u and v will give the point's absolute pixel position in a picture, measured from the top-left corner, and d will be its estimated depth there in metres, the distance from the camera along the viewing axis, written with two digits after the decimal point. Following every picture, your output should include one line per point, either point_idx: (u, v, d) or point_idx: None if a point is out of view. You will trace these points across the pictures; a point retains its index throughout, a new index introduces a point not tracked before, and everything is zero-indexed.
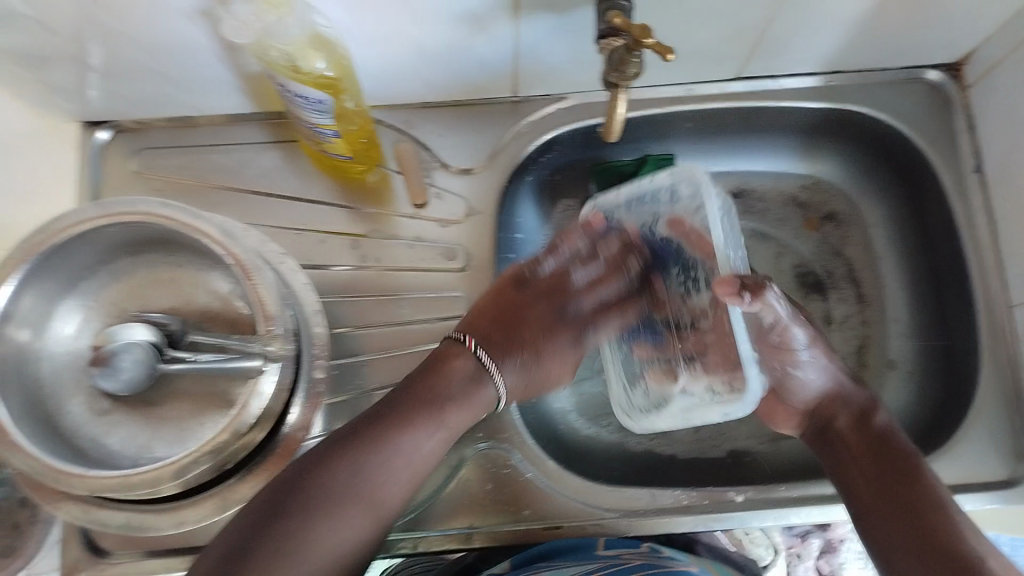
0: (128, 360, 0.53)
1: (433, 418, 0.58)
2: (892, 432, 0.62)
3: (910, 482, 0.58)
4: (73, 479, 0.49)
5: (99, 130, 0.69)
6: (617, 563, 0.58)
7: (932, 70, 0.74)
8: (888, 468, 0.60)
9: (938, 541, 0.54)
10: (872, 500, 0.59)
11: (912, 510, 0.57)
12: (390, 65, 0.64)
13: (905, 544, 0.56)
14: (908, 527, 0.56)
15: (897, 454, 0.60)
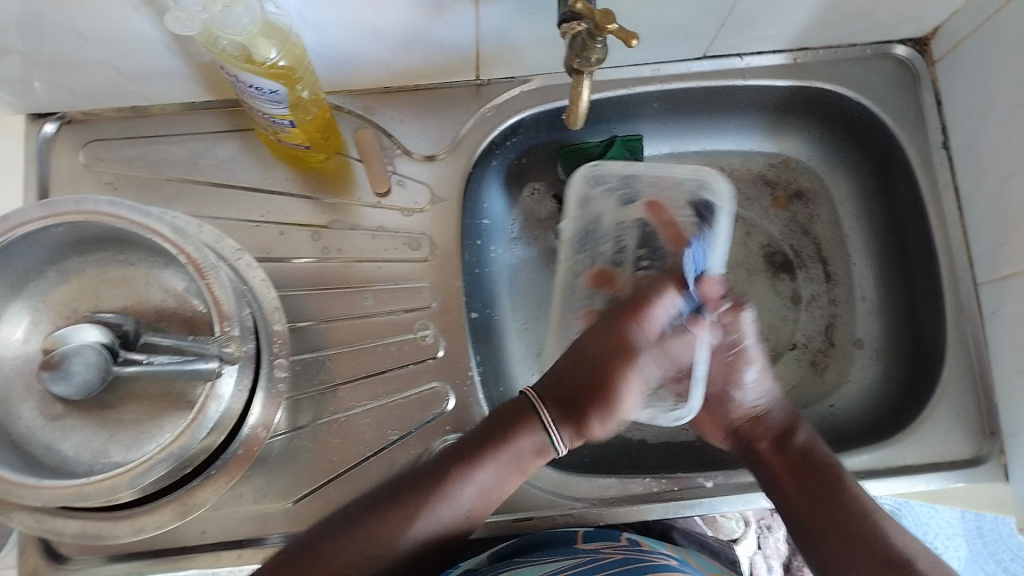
0: (79, 362, 0.51)
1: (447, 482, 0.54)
2: (811, 448, 0.61)
3: (838, 503, 0.57)
4: (26, 491, 0.47)
5: (46, 123, 0.67)
6: (594, 556, 0.57)
7: (899, 45, 0.73)
8: (817, 489, 0.58)
9: (880, 553, 0.54)
10: (811, 524, 0.58)
11: (846, 530, 0.56)
12: (347, 50, 0.62)
13: (851, 564, 0.54)
14: (847, 546, 0.55)
15: (821, 475, 0.59)
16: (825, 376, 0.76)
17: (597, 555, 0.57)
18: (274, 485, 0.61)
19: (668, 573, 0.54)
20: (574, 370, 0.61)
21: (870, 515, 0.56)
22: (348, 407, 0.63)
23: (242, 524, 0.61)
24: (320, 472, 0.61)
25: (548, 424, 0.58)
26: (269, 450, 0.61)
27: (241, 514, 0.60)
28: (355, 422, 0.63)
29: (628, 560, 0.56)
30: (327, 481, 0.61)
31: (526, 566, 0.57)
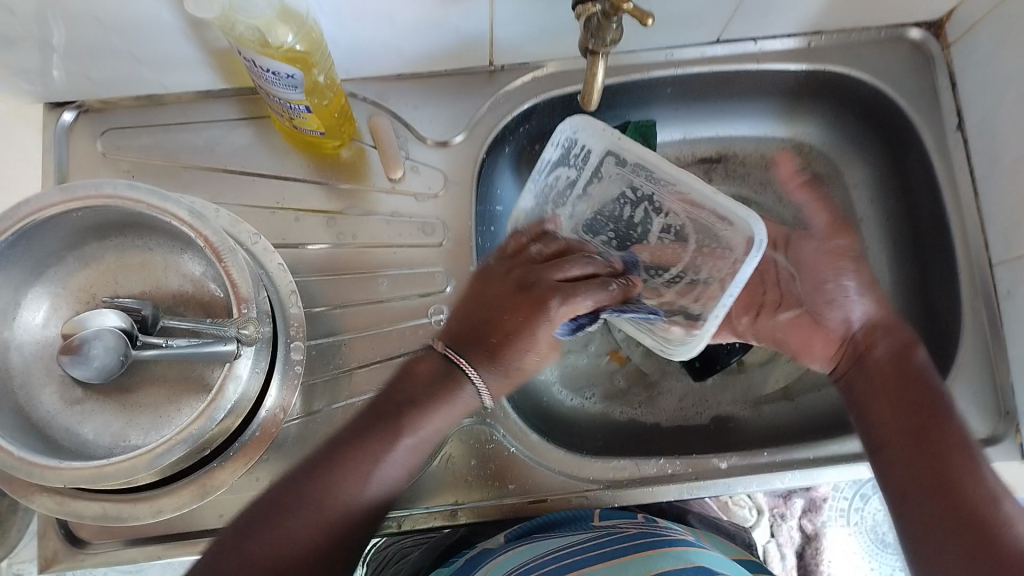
0: (99, 347, 0.52)
1: (393, 435, 0.56)
2: (913, 371, 0.61)
3: (932, 425, 0.58)
4: (47, 472, 0.48)
5: (63, 111, 0.67)
6: (614, 529, 0.59)
7: (914, 28, 0.73)
8: (916, 407, 0.59)
9: (961, 499, 0.54)
10: (896, 434, 0.59)
11: (936, 461, 0.56)
12: (362, 35, 0.62)
13: (930, 492, 0.55)
14: (932, 476, 0.56)
15: (921, 399, 0.59)
16: None
17: (616, 529, 0.59)
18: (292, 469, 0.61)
19: (682, 545, 0.55)
20: (488, 335, 0.57)
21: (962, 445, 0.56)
22: (363, 390, 0.63)
23: None
24: None
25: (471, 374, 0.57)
26: (285, 434, 0.62)
27: None
28: None
29: (645, 533, 0.58)
30: None
31: (546, 540, 0.59)
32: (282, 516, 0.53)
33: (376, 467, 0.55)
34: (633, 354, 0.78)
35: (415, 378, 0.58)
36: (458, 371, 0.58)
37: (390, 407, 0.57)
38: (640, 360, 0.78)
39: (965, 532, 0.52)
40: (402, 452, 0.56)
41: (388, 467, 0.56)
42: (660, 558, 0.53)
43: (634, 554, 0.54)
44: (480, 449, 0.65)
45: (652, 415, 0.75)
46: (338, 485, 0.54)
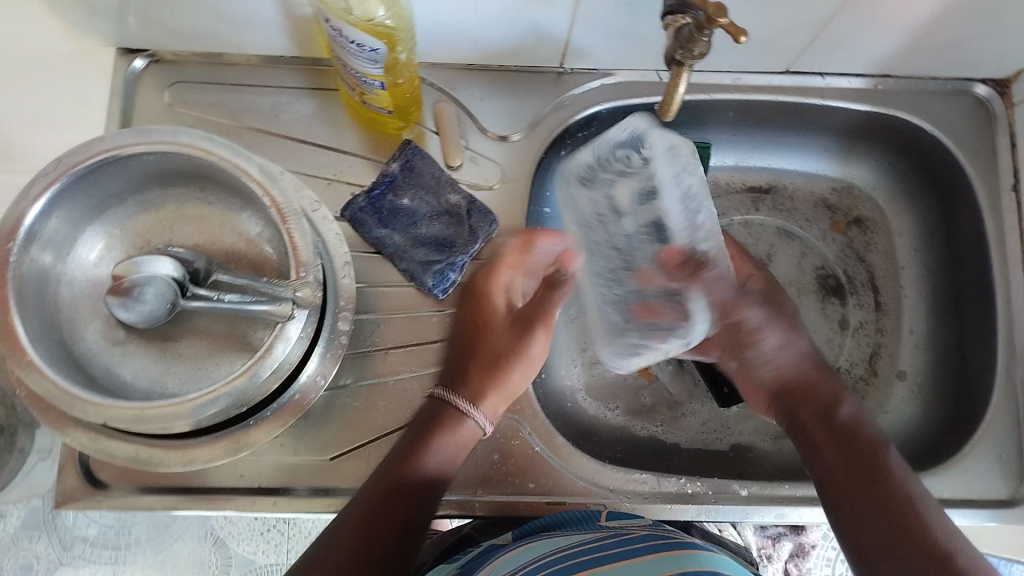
0: (150, 293, 0.53)
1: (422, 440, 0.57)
2: (847, 429, 0.61)
3: (880, 474, 0.57)
4: (88, 407, 0.48)
5: (135, 58, 0.68)
6: (622, 530, 0.58)
7: (980, 85, 0.74)
8: (857, 464, 0.58)
9: (913, 538, 0.53)
10: (840, 493, 0.58)
11: (886, 510, 0.55)
12: (443, 21, 0.62)
13: (884, 542, 0.54)
14: (885, 520, 0.55)
15: (863, 454, 0.59)
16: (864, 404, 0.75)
17: (624, 530, 0.58)
18: (317, 440, 0.62)
19: (693, 549, 0.55)
20: (471, 351, 0.60)
21: (908, 494, 0.56)
22: (395, 371, 0.64)
23: (278, 473, 0.61)
24: (362, 431, 0.62)
25: (469, 410, 0.58)
26: (314, 404, 0.62)
27: (280, 463, 0.61)
28: (403, 387, 0.63)
29: (653, 535, 0.57)
30: (367, 441, 0.62)
31: (554, 538, 0.58)
32: (338, 544, 0.52)
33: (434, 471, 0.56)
34: (661, 372, 0.77)
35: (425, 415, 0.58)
36: (456, 409, 0.58)
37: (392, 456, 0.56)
38: (668, 379, 0.77)
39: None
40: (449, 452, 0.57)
41: (438, 463, 0.57)
42: (671, 559, 0.52)
43: (645, 554, 0.54)
44: (506, 444, 0.64)
45: (673, 435, 0.75)
46: (390, 500, 0.54)
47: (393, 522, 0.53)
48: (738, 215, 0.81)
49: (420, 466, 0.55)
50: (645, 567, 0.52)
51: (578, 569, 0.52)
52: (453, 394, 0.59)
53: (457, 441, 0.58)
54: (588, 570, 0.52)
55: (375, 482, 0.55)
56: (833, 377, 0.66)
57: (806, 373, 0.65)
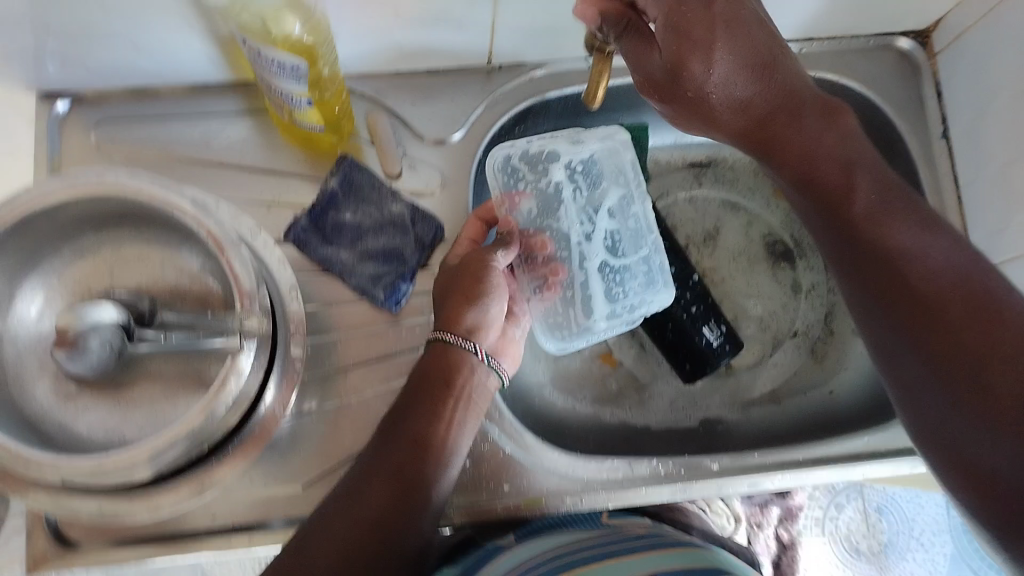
0: (96, 340, 0.50)
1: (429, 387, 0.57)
2: (824, 190, 0.58)
3: (855, 226, 0.57)
4: (44, 466, 0.47)
5: (56, 101, 0.66)
6: (624, 530, 0.61)
7: (902, 37, 0.75)
8: (841, 232, 0.58)
9: (914, 296, 0.54)
10: (841, 257, 0.58)
11: (880, 273, 0.56)
12: (364, 30, 0.62)
13: (889, 296, 0.55)
14: (881, 275, 0.56)
15: (868, 267, 0.56)
16: (824, 364, 0.78)
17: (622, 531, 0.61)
18: (287, 469, 0.61)
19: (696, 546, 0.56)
20: (459, 291, 0.59)
21: (920, 268, 0.55)
22: (358, 390, 0.63)
23: (253, 508, 0.60)
24: (332, 454, 0.61)
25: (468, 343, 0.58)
26: (280, 433, 0.61)
27: (253, 497, 0.60)
28: (368, 405, 0.63)
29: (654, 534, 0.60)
30: (338, 463, 0.61)
31: (557, 538, 0.61)
32: (353, 494, 0.52)
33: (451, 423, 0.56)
34: (625, 357, 0.78)
35: (430, 361, 0.58)
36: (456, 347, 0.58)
37: (403, 407, 0.56)
38: (632, 363, 0.78)
39: (1000, 420, 0.48)
40: (460, 404, 0.57)
41: (455, 413, 0.57)
42: (676, 555, 0.54)
43: (649, 550, 0.55)
44: (476, 449, 0.64)
45: (642, 418, 0.75)
46: (402, 448, 0.54)
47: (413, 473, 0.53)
48: (682, 192, 0.82)
49: (410, 435, 0.54)
50: (650, 560, 0.53)
51: (584, 566, 0.54)
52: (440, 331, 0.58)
53: (462, 388, 0.58)
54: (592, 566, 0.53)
55: (389, 431, 0.55)
56: (777, 76, 0.56)
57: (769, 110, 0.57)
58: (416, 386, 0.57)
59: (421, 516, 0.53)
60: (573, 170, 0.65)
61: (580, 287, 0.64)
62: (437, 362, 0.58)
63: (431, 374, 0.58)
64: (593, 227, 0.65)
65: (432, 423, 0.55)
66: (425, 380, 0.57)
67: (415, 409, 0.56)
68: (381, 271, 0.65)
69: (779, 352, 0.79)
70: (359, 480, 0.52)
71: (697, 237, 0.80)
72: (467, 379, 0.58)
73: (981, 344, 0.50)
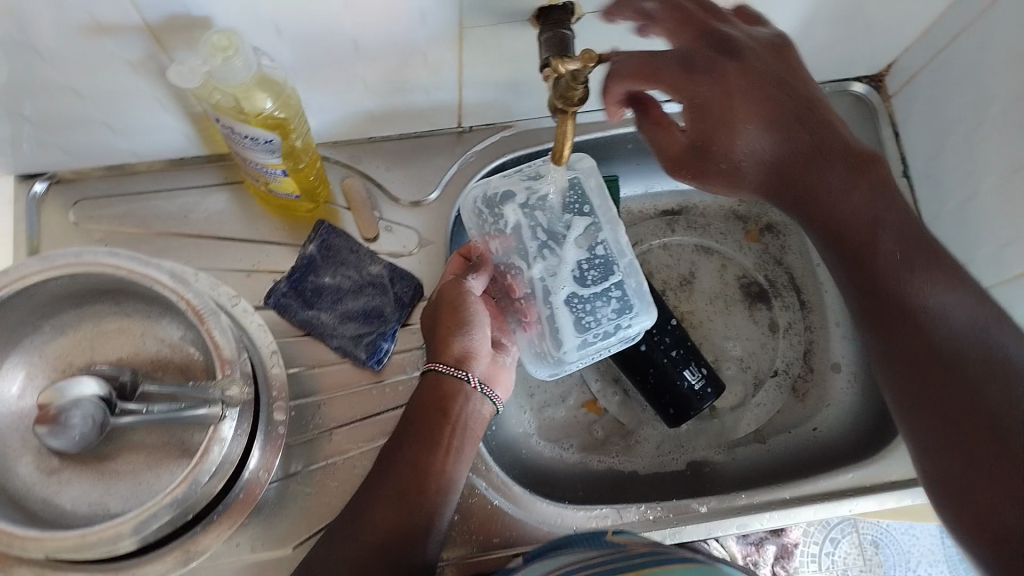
0: (78, 415, 0.51)
1: (427, 415, 0.58)
2: (841, 238, 0.55)
3: (871, 273, 0.53)
4: (28, 543, 0.47)
5: (34, 182, 0.67)
6: (623, 549, 0.56)
7: (857, 82, 0.78)
8: (857, 278, 0.55)
9: (929, 355, 0.51)
10: (865, 302, 0.54)
11: (881, 323, 0.54)
12: (336, 100, 0.64)
13: (912, 354, 0.52)
14: (896, 328, 0.52)
15: (877, 308, 0.54)
16: (806, 401, 0.79)
17: (623, 549, 0.56)
18: (274, 533, 0.61)
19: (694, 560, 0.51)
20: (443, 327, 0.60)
21: (939, 328, 0.51)
22: (343, 450, 0.64)
23: (241, 574, 0.60)
24: (319, 515, 0.62)
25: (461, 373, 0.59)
26: (266, 497, 0.61)
27: (241, 563, 0.60)
28: (353, 465, 0.63)
29: (653, 551, 0.54)
30: (325, 524, 0.61)
31: (556, 558, 0.56)
32: (354, 528, 0.55)
33: (448, 449, 0.58)
34: (609, 405, 0.79)
35: (426, 389, 0.59)
36: (450, 378, 0.59)
37: (402, 433, 0.59)
38: (616, 410, 0.78)
39: (1011, 475, 0.46)
40: (457, 429, 0.59)
41: (451, 440, 0.58)
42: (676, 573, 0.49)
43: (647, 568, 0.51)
44: (463, 503, 0.64)
45: (629, 463, 0.76)
46: (398, 480, 0.56)
47: (405, 505, 0.56)
48: (655, 239, 0.83)
49: (405, 463, 0.57)
50: None
51: None
52: (432, 363, 0.60)
53: (457, 416, 0.59)
54: None
55: (389, 459, 0.58)
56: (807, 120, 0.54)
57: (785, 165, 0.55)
58: (414, 416, 0.59)
59: (413, 549, 0.55)
60: (528, 206, 0.63)
61: (549, 320, 0.62)
62: (431, 392, 0.59)
63: (426, 402, 0.59)
64: (557, 259, 0.62)
65: (428, 452, 0.57)
66: (423, 409, 0.59)
67: (414, 434, 0.58)
68: (362, 334, 0.66)
69: (761, 391, 0.79)
70: (360, 512, 0.56)
71: (673, 282, 0.82)
72: (462, 405, 0.59)
73: (998, 411, 0.47)
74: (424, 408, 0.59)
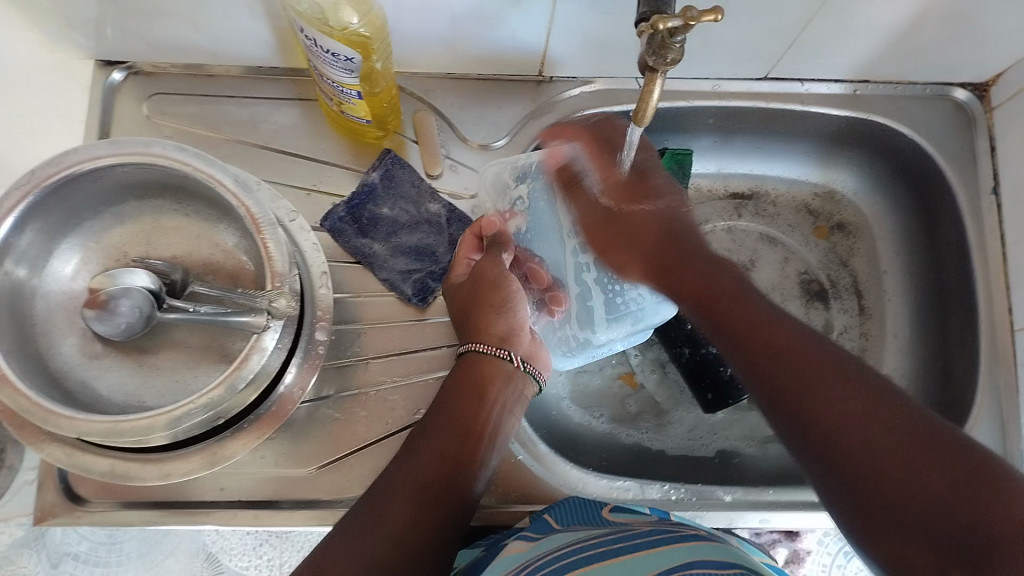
0: (126, 304, 0.52)
1: (466, 386, 0.57)
2: (675, 257, 0.60)
3: (720, 296, 0.56)
4: (62, 421, 0.47)
5: (114, 71, 0.67)
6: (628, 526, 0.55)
7: (959, 88, 0.74)
8: (729, 302, 0.55)
9: (817, 359, 0.49)
10: (731, 331, 0.54)
11: (748, 338, 0.52)
12: (421, 29, 0.62)
13: (810, 364, 0.48)
14: (772, 347, 0.51)
15: (744, 343, 0.52)
16: None
17: (628, 528, 0.55)
18: (298, 452, 0.61)
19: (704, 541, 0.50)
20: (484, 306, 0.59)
21: (790, 342, 0.50)
22: (377, 381, 0.63)
23: (262, 486, 0.61)
24: (343, 441, 0.62)
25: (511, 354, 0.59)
26: (295, 415, 0.62)
27: (261, 475, 0.61)
28: (384, 397, 0.63)
29: (659, 531, 0.53)
30: (349, 451, 0.61)
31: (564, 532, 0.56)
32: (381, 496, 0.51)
33: (483, 422, 0.56)
34: (647, 381, 0.77)
35: (467, 365, 0.58)
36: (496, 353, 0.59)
37: (435, 407, 0.56)
38: (653, 388, 0.77)
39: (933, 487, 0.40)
40: (494, 407, 0.57)
41: (488, 411, 0.57)
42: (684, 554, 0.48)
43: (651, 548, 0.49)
44: None
45: (658, 442, 0.75)
46: (431, 446, 0.54)
47: (440, 471, 0.52)
48: (721, 221, 0.81)
49: (438, 431, 0.54)
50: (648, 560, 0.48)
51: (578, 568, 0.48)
52: (470, 342, 0.59)
53: (496, 395, 0.58)
54: (585, 566, 0.48)
55: (419, 431, 0.55)
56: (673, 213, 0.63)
57: (655, 233, 0.62)
58: (448, 388, 0.57)
59: (449, 516, 0.51)
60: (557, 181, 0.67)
61: (578, 300, 0.66)
62: (471, 366, 0.58)
63: (466, 374, 0.58)
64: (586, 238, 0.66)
65: (464, 420, 0.55)
66: (464, 380, 0.57)
67: (439, 419, 0.56)
68: (410, 269, 0.65)
69: None
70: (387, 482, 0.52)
71: None
72: (503, 386, 0.59)
73: (889, 419, 0.44)
74: (462, 378, 0.58)
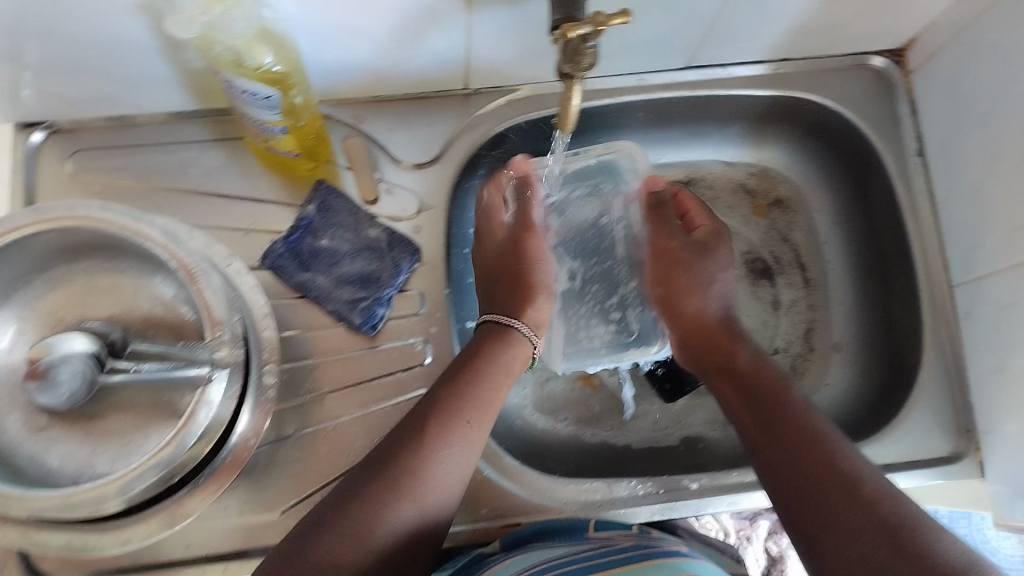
0: (66, 371, 0.50)
1: (465, 376, 0.58)
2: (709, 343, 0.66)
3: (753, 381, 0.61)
4: (12, 502, 0.46)
5: (32, 132, 0.66)
6: (607, 543, 0.58)
7: (876, 56, 0.75)
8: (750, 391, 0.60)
9: (810, 439, 0.54)
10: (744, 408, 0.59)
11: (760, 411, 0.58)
12: (339, 56, 0.62)
13: (802, 442, 0.54)
14: (784, 424, 0.56)
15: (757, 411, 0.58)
16: (804, 380, 0.77)
17: (609, 543, 0.58)
18: (264, 497, 0.60)
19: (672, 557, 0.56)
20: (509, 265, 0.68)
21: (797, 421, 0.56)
22: (336, 415, 0.63)
23: (232, 535, 0.60)
24: (307, 480, 0.61)
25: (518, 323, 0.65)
26: (257, 459, 0.61)
27: (230, 525, 0.60)
28: (345, 430, 0.62)
29: (638, 546, 0.57)
30: (314, 489, 0.61)
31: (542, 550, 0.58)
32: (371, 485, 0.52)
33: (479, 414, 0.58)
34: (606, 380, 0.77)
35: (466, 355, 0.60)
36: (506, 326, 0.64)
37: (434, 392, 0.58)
38: (614, 385, 0.78)
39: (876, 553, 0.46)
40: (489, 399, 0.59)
41: (484, 401, 0.58)
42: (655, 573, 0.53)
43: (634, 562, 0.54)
44: None
45: (624, 437, 0.75)
46: (433, 430, 0.55)
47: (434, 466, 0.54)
48: None
49: (438, 418, 0.56)
50: None
51: None
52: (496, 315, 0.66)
53: (495, 381, 0.60)
54: None
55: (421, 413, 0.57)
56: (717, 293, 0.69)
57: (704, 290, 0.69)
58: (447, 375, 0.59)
59: (439, 514, 0.54)
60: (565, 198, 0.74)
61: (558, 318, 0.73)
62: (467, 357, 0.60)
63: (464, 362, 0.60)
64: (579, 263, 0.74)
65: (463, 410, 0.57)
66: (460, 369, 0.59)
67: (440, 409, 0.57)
68: (354, 297, 0.65)
69: None
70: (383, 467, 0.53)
71: None
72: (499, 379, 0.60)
73: (857, 494, 0.49)
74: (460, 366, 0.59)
